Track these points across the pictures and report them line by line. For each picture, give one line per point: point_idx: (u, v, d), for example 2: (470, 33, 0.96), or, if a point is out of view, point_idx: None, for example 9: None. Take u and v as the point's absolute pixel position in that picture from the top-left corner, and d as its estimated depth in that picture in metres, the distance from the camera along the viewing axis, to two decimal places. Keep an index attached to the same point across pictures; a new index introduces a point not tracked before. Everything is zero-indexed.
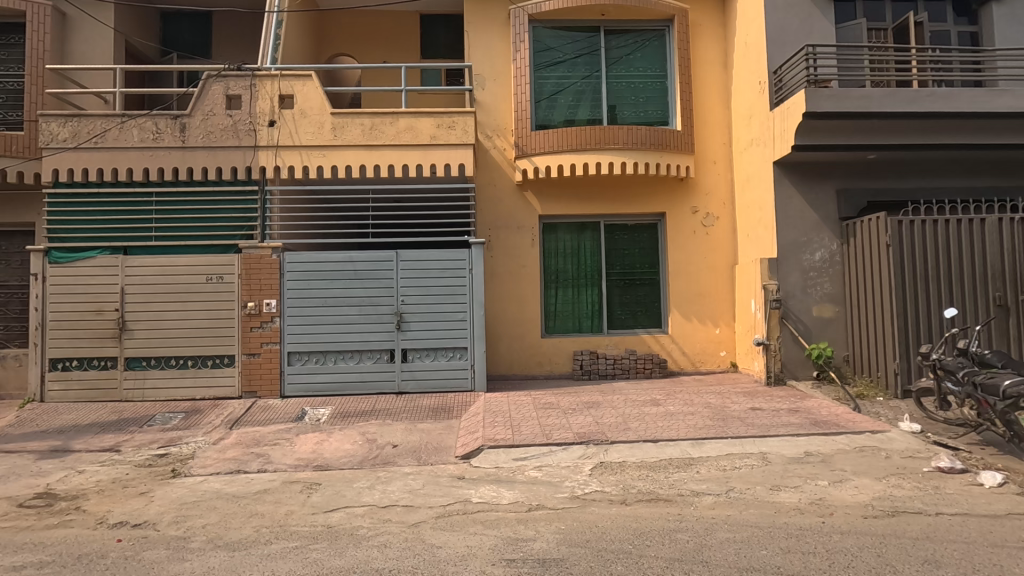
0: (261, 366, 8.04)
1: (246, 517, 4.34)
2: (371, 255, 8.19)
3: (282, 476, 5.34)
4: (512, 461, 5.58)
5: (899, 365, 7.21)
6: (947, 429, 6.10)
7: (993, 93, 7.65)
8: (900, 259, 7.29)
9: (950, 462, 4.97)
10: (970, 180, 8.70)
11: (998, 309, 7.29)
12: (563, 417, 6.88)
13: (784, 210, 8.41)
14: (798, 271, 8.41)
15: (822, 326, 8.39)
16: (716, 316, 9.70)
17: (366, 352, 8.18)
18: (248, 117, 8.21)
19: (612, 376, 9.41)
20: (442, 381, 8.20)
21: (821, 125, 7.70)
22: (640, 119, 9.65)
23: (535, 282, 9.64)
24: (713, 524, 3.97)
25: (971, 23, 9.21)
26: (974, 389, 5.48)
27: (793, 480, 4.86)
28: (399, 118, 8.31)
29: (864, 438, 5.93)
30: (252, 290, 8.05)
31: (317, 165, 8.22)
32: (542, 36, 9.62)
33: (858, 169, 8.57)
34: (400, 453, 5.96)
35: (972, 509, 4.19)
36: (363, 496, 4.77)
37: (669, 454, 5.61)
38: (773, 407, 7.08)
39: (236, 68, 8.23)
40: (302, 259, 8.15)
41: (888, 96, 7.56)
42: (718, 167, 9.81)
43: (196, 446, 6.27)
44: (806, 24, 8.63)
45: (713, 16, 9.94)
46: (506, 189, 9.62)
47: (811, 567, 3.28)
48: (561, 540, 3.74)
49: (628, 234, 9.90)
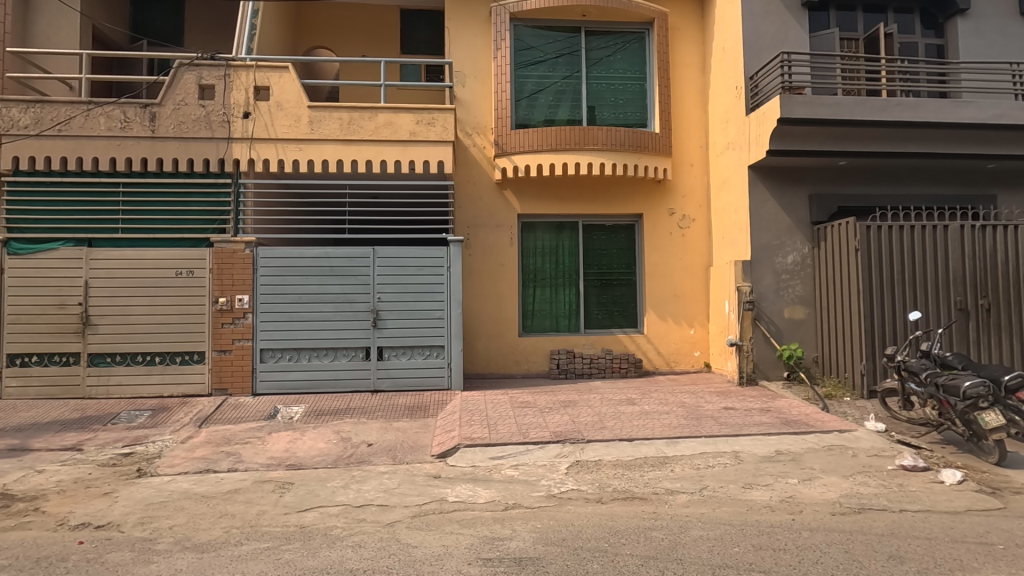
0: (233, 363, 7.86)
1: (215, 518, 4.23)
2: (348, 251, 8.08)
3: (253, 476, 5.22)
4: (488, 460, 5.55)
5: (866, 366, 7.43)
6: (910, 428, 6.33)
7: (957, 105, 7.93)
8: (868, 263, 7.50)
9: (913, 461, 5.12)
10: (935, 187, 8.98)
11: (960, 313, 7.55)
12: (540, 416, 6.88)
13: (757, 213, 8.58)
14: (770, 274, 8.59)
15: (793, 328, 8.58)
16: (690, 317, 9.84)
17: (341, 350, 8.07)
18: (222, 108, 8.00)
19: (589, 375, 9.45)
20: (418, 380, 8.14)
21: (795, 131, 7.86)
22: (619, 121, 9.72)
23: (513, 281, 9.64)
24: (687, 522, 4.01)
25: (938, 36, 9.51)
26: (936, 390, 5.67)
27: (765, 478, 4.96)
28: (378, 113, 8.21)
29: (832, 437, 6.07)
30: (224, 285, 7.86)
31: (293, 159, 8.07)
32: (523, 35, 9.61)
33: (829, 174, 8.78)
34: (376, 452, 5.89)
35: (934, 505, 4.33)
36: (337, 495, 4.70)
37: (644, 453, 5.66)
38: (745, 407, 7.20)
39: (209, 57, 8.02)
40: (275, 254, 7.98)
41: (858, 105, 7.79)
42: (695, 170, 9.95)
43: (163, 446, 6.09)
44: (782, 32, 8.81)
45: (692, 20, 10.07)
46: (486, 187, 9.59)
47: (782, 564, 3.34)
48: (539, 539, 3.74)
49: (605, 234, 9.97)
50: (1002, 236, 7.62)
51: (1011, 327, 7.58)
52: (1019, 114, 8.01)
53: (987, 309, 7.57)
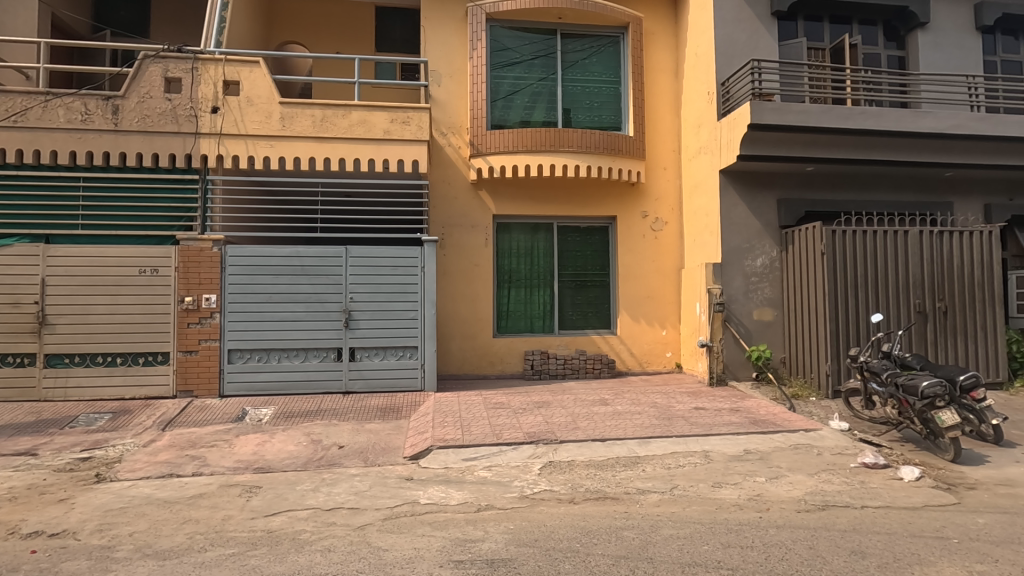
0: (199, 364, 7.65)
1: (178, 524, 4.10)
2: (319, 250, 7.94)
3: (219, 480, 5.09)
4: (461, 462, 5.53)
5: (831, 367, 7.64)
6: (872, 427, 6.55)
7: (917, 115, 8.19)
8: (834, 266, 7.71)
9: (874, 458, 5.30)
10: (896, 194, 9.30)
11: (918, 315, 7.84)
12: (513, 416, 6.90)
13: (728, 216, 8.75)
14: (740, 276, 8.77)
15: (762, 329, 8.77)
16: (662, 318, 9.98)
17: (312, 350, 7.93)
18: (190, 102, 7.80)
19: (562, 375, 9.50)
20: (391, 381, 8.06)
21: (764, 137, 8.05)
22: (594, 124, 9.80)
23: (487, 281, 9.62)
24: (658, 522, 4.06)
25: (899, 48, 9.84)
26: (896, 389, 5.88)
27: (733, 477, 5.05)
28: (352, 111, 8.11)
29: (798, 436, 6.23)
30: (190, 284, 7.65)
31: (263, 156, 7.90)
32: (499, 35, 9.62)
33: (797, 180, 9.01)
34: (347, 454, 5.81)
35: (894, 501, 4.48)
36: (307, 499, 4.61)
37: (616, 453, 5.71)
38: (715, 407, 7.33)
39: (176, 49, 7.79)
40: (244, 252, 7.80)
41: (825, 112, 8.00)
42: (668, 173, 10.09)
43: (124, 449, 5.89)
44: (752, 41, 9.01)
45: (665, 26, 10.22)
46: (461, 187, 9.55)
47: (750, 561, 3.41)
48: (511, 540, 3.73)
49: (580, 235, 10.03)
50: (957, 241, 7.96)
51: (965, 329, 7.90)
52: (975, 125, 8.33)
53: (943, 312, 7.86)
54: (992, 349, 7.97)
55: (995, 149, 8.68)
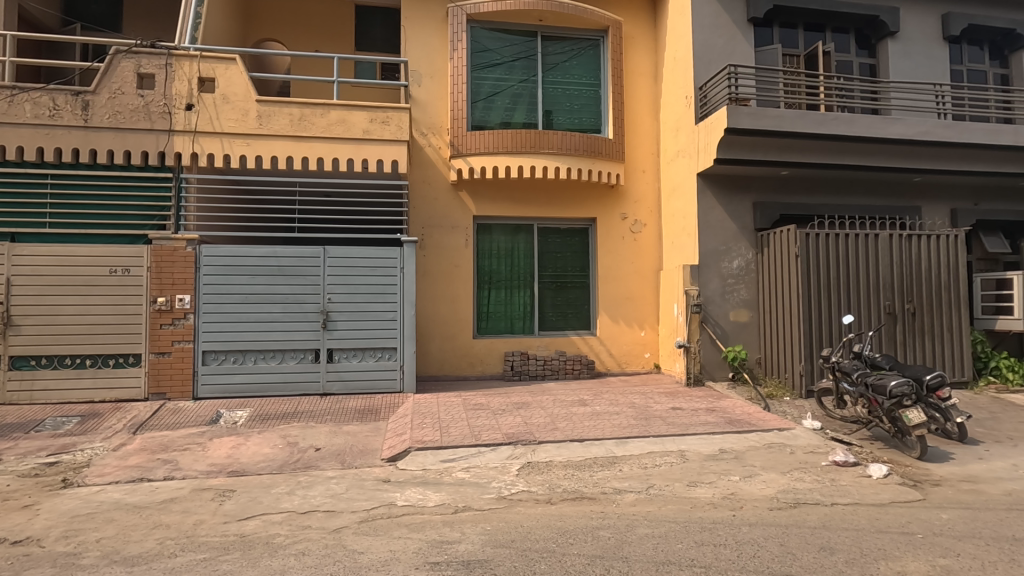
0: (172, 366, 7.51)
1: (148, 529, 4.02)
2: (297, 250, 7.87)
3: (191, 484, 5.00)
4: (439, 463, 5.51)
5: (804, 367, 7.79)
6: (844, 425, 6.70)
7: (888, 121, 8.40)
8: (807, 268, 7.87)
9: (845, 457, 5.42)
10: (867, 199, 9.53)
11: (888, 316, 8.04)
12: (493, 417, 6.91)
13: (705, 218, 8.88)
14: (717, 278, 8.90)
15: (738, 330, 8.91)
16: (641, 319, 10.08)
17: (289, 351, 7.84)
18: (163, 99, 7.65)
19: (542, 376, 9.53)
20: (370, 382, 8.00)
21: (740, 141, 8.19)
22: (575, 126, 9.86)
23: (467, 282, 9.61)
24: (634, 521, 4.10)
25: (871, 56, 10.10)
26: (866, 389, 6.04)
27: (709, 476, 5.13)
28: (331, 110, 8.04)
29: (772, 435, 6.35)
30: (163, 285, 7.50)
31: (240, 154, 7.77)
32: (480, 36, 9.61)
33: (772, 184, 9.18)
34: (324, 456, 5.75)
35: (862, 498, 4.59)
36: (282, 502, 4.56)
37: (594, 453, 5.75)
38: (692, 407, 7.42)
39: (149, 45, 7.64)
40: (219, 252, 7.68)
41: (799, 117, 8.17)
42: (647, 176, 10.20)
43: (93, 453, 5.75)
44: (729, 47, 9.16)
45: (644, 30, 10.33)
46: (441, 188, 9.53)
47: (722, 558, 3.46)
48: (488, 541, 3.74)
49: (560, 237, 10.08)
50: (925, 245, 8.19)
51: (933, 330, 8.13)
52: (941, 132, 8.57)
53: (912, 313, 8.09)
54: (959, 349, 8.21)
55: (961, 156, 8.95)
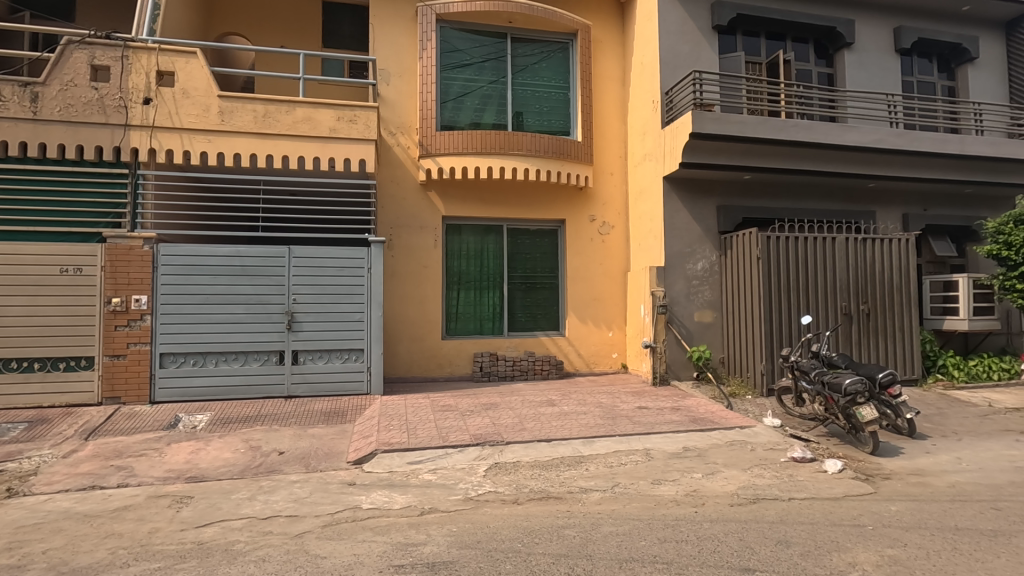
0: (127, 369, 7.24)
1: (99, 539, 3.87)
2: (260, 250, 7.69)
3: (147, 491, 4.83)
4: (406, 465, 5.46)
5: (765, 366, 8.01)
6: (802, 422, 6.93)
7: (844, 129, 8.73)
8: (768, 270, 8.11)
9: (802, 453, 5.60)
10: (825, 203, 9.87)
11: (845, 316, 8.35)
12: (460, 419, 6.89)
13: (671, 220, 9.05)
14: (682, 280, 9.07)
15: (702, 330, 9.11)
16: (609, 320, 10.20)
17: (252, 354, 7.66)
18: (119, 92, 7.38)
19: (511, 377, 9.56)
20: (336, 384, 7.88)
21: (704, 145, 8.38)
22: (544, 128, 9.92)
23: (436, 282, 9.57)
24: (599, 519, 4.15)
25: (829, 65, 10.45)
26: (823, 386, 6.27)
27: (672, 474, 5.23)
28: (296, 108, 7.88)
29: (734, 433, 6.52)
30: (118, 285, 7.22)
31: (201, 151, 7.56)
32: (449, 36, 9.58)
33: (736, 188, 9.42)
34: (287, 460, 5.64)
35: (818, 492, 4.75)
36: (242, 508, 4.45)
37: (561, 452, 5.80)
38: (657, 406, 7.54)
39: (104, 36, 7.36)
40: (179, 251, 7.45)
41: (761, 124, 8.40)
42: (614, 179, 10.33)
43: (40, 461, 5.50)
44: (694, 53, 9.37)
45: (613, 33, 10.47)
46: (410, 188, 9.46)
47: (683, 554, 3.54)
48: (453, 543, 3.73)
49: (530, 238, 10.12)
50: (879, 248, 8.53)
51: (886, 331, 8.48)
52: (894, 140, 8.94)
53: (867, 313, 8.41)
54: (909, 348, 8.57)
55: (912, 163, 9.35)
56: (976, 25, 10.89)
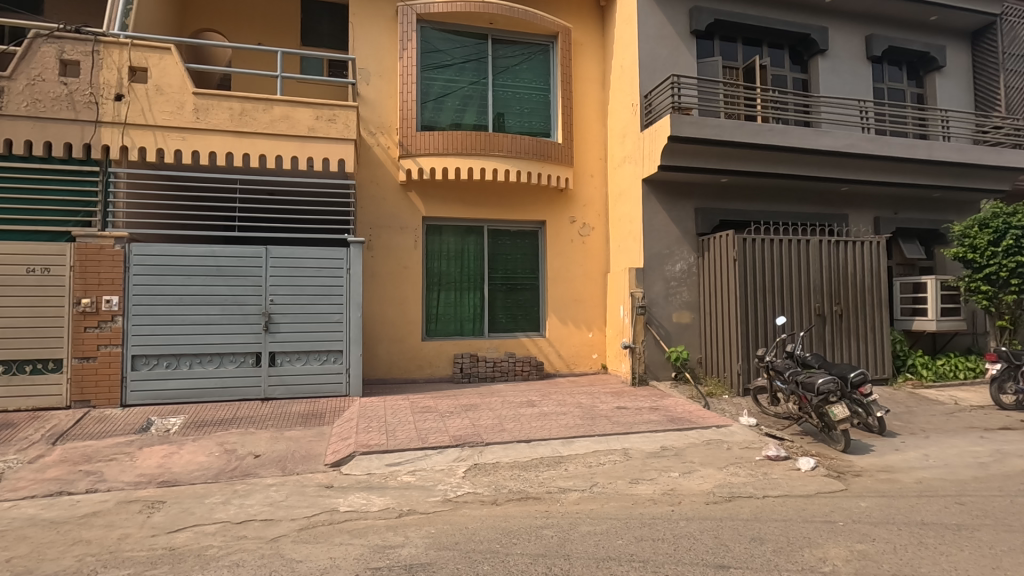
0: (98, 372, 7.06)
1: (66, 546, 3.77)
2: (236, 250, 7.57)
3: (117, 496, 4.72)
4: (384, 467, 5.43)
5: (741, 366, 8.14)
6: (777, 421, 7.06)
7: (817, 134, 8.93)
8: (744, 272, 8.25)
9: (776, 451, 5.70)
10: (800, 206, 10.07)
11: (818, 317, 8.53)
12: (440, 420, 6.86)
13: (650, 223, 9.15)
14: (661, 281, 9.18)
15: (680, 331, 9.23)
16: (589, 321, 10.27)
17: (228, 355, 7.54)
18: (89, 88, 7.20)
19: (491, 378, 9.56)
20: (314, 386, 7.80)
21: (682, 148, 8.49)
22: (525, 130, 9.95)
23: (416, 283, 9.54)
24: (577, 519, 4.18)
25: (803, 71, 10.68)
26: (796, 386, 6.39)
27: (650, 473, 5.28)
28: (274, 106, 7.78)
29: (710, 432, 6.61)
30: (87, 285, 7.04)
31: (175, 149, 7.42)
32: (430, 37, 9.55)
33: (713, 191, 9.56)
34: (263, 464, 5.55)
35: (791, 490, 4.85)
36: (216, 512, 4.37)
37: (541, 453, 5.82)
38: (636, 406, 7.62)
39: (74, 30, 7.18)
40: (151, 252, 7.30)
41: (738, 128, 8.54)
42: (595, 181, 10.41)
43: (5, 467, 5.33)
44: (672, 57, 9.49)
45: (593, 37, 10.56)
46: (390, 188, 9.40)
47: (659, 553, 3.58)
48: (431, 544, 3.72)
49: (511, 239, 10.13)
50: (850, 250, 8.74)
51: (858, 331, 8.68)
52: (865, 145, 9.17)
53: (840, 314, 8.61)
54: (879, 348, 8.79)
55: (883, 168, 9.59)
56: (943, 35, 11.23)
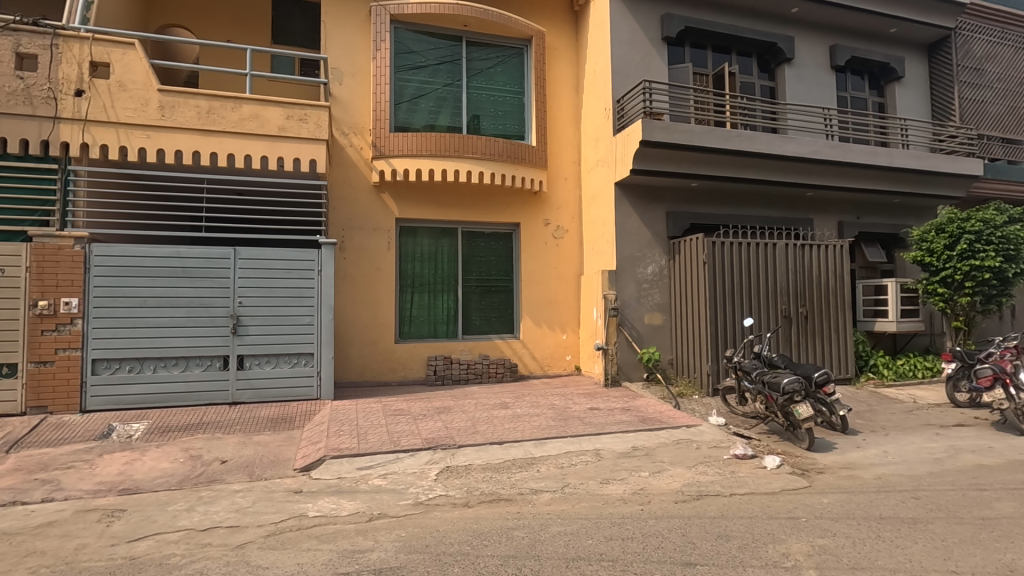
0: (55, 377, 6.81)
1: (19, 558, 3.63)
2: (203, 251, 7.41)
3: (74, 505, 4.56)
4: (355, 471, 5.36)
5: (711, 367, 8.29)
6: (745, 420, 7.22)
7: (784, 140, 9.17)
8: (714, 275, 8.41)
9: (744, 450, 5.84)
10: (768, 211, 10.32)
11: (785, 319, 8.76)
12: (412, 423, 6.82)
13: (622, 226, 9.26)
14: (633, 283, 9.29)
15: (652, 332, 9.36)
16: (563, 323, 10.34)
17: (194, 358, 7.36)
18: (48, 83, 6.97)
19: (465, 380, 9.53)
20: (283, 389, 7.66)
21: (654, 153, 8.62)
22: (499, 132, 9.97)
23: (390, 285, 9.46)
24: (548, 520, 4.20)
25: (770, 79, 10.96)
26: (763, 386, 6.55)
27: (621, 473, 5.34)
28: (243, 105, 7.64)
29: (680, 432, 6.73)
30: (45, 286, 6.79)
31: (138, 147, 7.22)
32: (403, 38, 9.50)
33: (684, 195, 9.73)
34: (230, 469, 5.43)
35: (757, 487, 4.97)
36: (179, 520, 4.27)
37: (513, 455, 5.83)
38: (608, 407, 7.71)
39: (31, 22, 6.93)
40: (113, 252, 7.08)
41: (707, 133, 8.72)
42: (568, 183, 10.49)
43: None
44: (644, 63, 9.64)
45: (566, 41, 10.65)
46: (363, 189, 9.32)
47: (628, 551, 3.62)
48: (401, 548, 3.69)
49: (485, 241, 10.13)
50: (816, 253, 8.99)
51: (822, 332, 8.94)
52: (829, 152, 9.45)
53: (805, 316, 8.85)
54: (843, 349, 9.06)
55: (847, 174, 9.89)
56: (902, 46, 11.66)
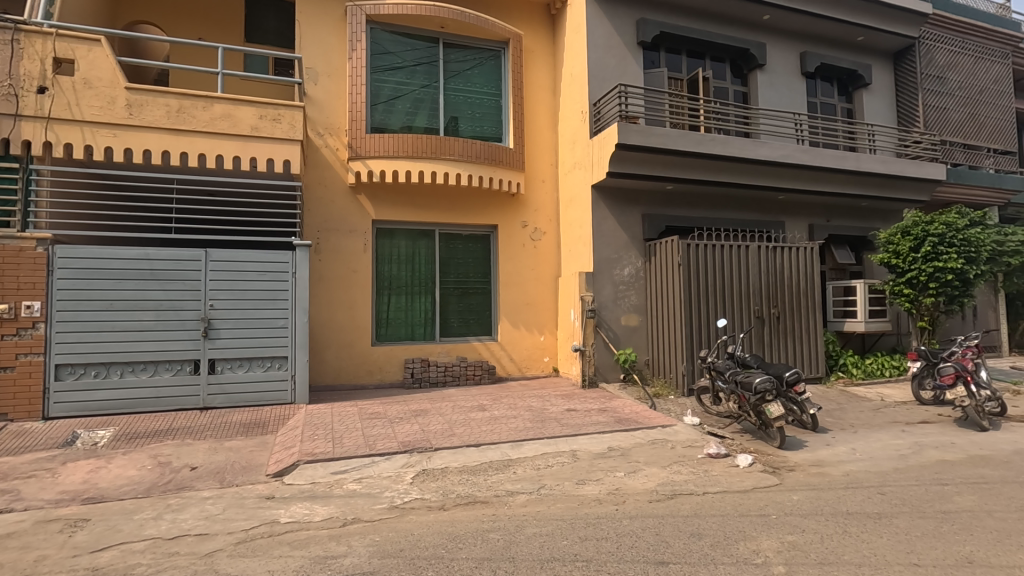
0: (16, 383, 6.59)
1: None
2: (173, 253, 7.26)
3: (35, 515, 4.42)
4: (329, 475, 5.29)
5: (686, 367, 8.40)
6: (719, 420, 7.33)
7: (756, 144, 9.35)
8: (688, 277, 8.53)
9: (717, 449, 5.92)
10: (741, 214, 10.51)
11: (758, 319, 8.93)
12: (389, 426, 6.76)
13: (598, 228, 9.33)
14: (610, 285, 9.37)
15: (629, 333, 9.45)
16: (541, 325, 10.37)
17: (163, 363, 7.20)
18: (8, 79, 6.75)
19: (443, 383, 9.47)
20: (256, 394, 7.53)
21: (629, 156, 8.71)
22: (476, 134, 9.96)
23: (366, 287, 9.38)
24: (523, 521, 4.21)
25: (743, 84, 11.17)
26: (736, 385, 6.66)
27: (597, 473, 5.38)
28: (214, 104, 7.50)
29: (656, 432, 6.80)
30: (5, 290, 6.57)
31: (105, 145, 7.04)
32: (380, 38, 9.43)
33: (659, 198, 9.85)
34: (199, 476, 5.32)
35: (729, 486, 5.04)
36: (146, 529, 4.16)
37: (490, 456, 5.83)
38: (585, 408, 7.77)
39: None
40: (78, 254, 6.88)
41: (682, 137, 8.84)
42: (546, 186, 10.53)
43: None
44: (620, 67, 9.74)
45: (543, 44, 10.71)
46: (339, 191, 9.22)
47: (602, 551, 3.65)
48: (375, 553, 3.66)
49: (463, 243, 10.11)
50: (787, 255, 9.18)
51: (794, 332, 9.14)
52: (799, 156, 9.68)
53: (777, 316, 9.03)
54: (814, 349, 9.26)
55: (817, 177, 10.12)
56: (869, 54, 12.00)
